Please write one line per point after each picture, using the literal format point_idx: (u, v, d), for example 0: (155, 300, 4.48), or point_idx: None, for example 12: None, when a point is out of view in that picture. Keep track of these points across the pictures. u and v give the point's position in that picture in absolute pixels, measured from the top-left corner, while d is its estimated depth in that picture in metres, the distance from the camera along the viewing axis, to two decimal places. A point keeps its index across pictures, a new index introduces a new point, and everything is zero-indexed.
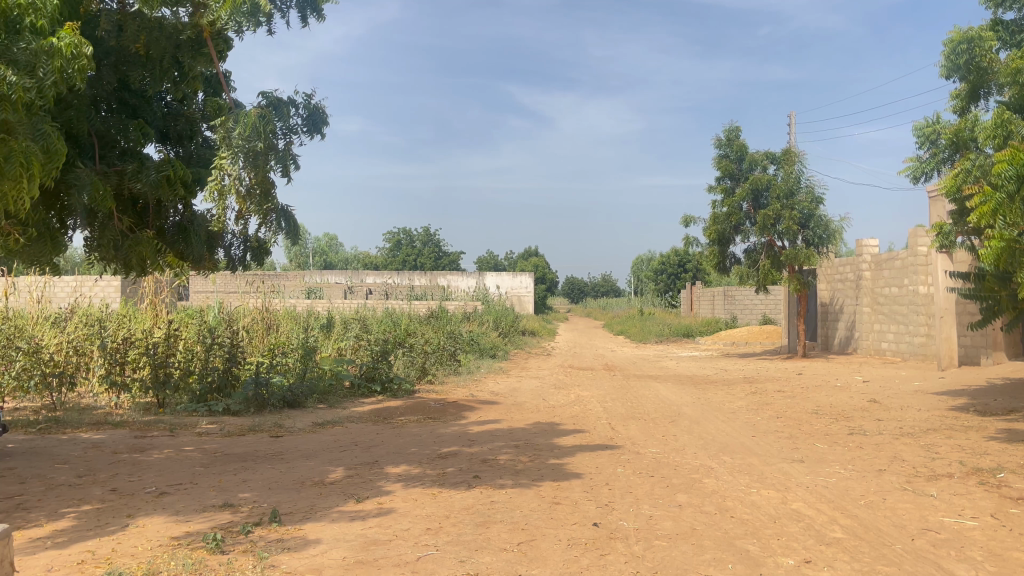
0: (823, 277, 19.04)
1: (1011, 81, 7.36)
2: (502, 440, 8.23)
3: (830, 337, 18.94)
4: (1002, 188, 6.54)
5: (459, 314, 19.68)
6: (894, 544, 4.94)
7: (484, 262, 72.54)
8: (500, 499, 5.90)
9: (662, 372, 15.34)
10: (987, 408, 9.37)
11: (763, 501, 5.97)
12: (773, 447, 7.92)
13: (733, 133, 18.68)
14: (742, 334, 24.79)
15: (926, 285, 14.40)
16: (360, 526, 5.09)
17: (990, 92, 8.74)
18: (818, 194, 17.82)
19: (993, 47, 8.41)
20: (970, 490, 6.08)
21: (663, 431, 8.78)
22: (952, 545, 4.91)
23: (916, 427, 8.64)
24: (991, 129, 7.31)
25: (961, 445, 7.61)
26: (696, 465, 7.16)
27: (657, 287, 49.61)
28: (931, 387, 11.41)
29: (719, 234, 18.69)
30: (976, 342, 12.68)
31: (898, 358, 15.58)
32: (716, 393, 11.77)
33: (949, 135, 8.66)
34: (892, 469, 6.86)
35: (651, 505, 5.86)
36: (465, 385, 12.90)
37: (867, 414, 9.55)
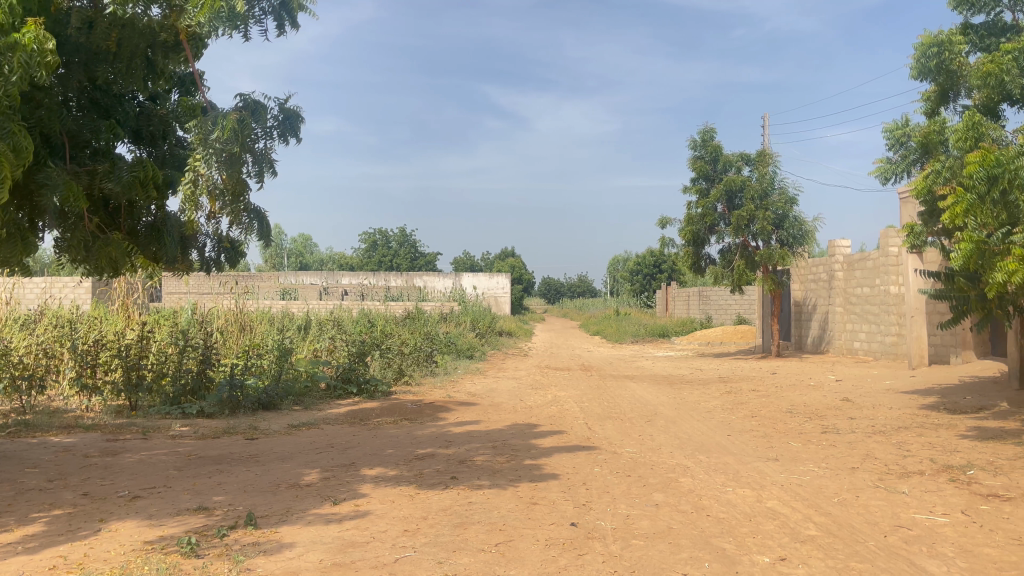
0: (796, 277, 19.28)
1: (980, 84, 7.52)
2: (479, 442, 8.21)
3: (803, 336, 19.18)
4: (973, 189, 6.72)
5: (436, 314, 19.60)
6: (867, 541, 5.01)
7: (460, 264, 72.44)
8: (478, 500, 5.90)
9: (638, 372, 15.39)
10: (957, 406, 9.51)
11: (738, 500, 6.01)
12: (749, 446, 7.97)
13: (708, 134, 18.81)
14: (716, 334, 25.01)
15: (896, 285, 14.59)
16: (336, 528, 5.06)
17: (960, 96, 8.89)
18: (791, 196, 17.98)
19: (962, 50, 8.55)
20: (941, 487, 6.17)
21: (640, 430, 8.83)
22: (923, 541, 4.99)
23: (888, 425, 8.76)
24: (962, 130, 7.39)
25: (931, 443, 7.73)
26: (673, 464, 7.19)
27: (633, 288, 49.71)
28: (903, 385, 11.60)
29: (694, 235, 18.80)
30: (945, 342, 12.89)
31: (869, 357, 15.81)
32: (692, 393, 11.84)
33: (920, 137, 8.76)
34: (864, 467, 6.94)
35: (628, 505, 5.89)
36: (442, 387, 12.85)
37: (839, 413, 9.65)
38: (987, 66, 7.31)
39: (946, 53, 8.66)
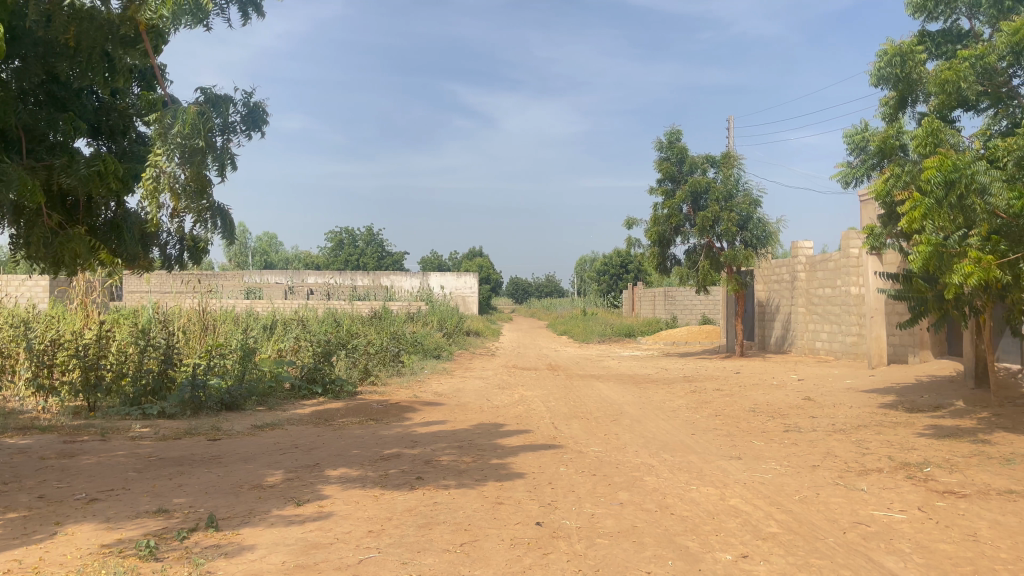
0: (759, 278, 19.55)
1: (937, 91, 7.65)
2: (445, 442, 8.19)
3: (766, 336, 19.44)
4: (931, 193, 6.85)
5: (403, 314, 19.50)
6: (827, 537, 5.10)
7: (428, 263, 72.22)
8: (443, 500, 5.89)
9: (604, 372, 15.47)
10: (915, 405, 9.70)
11: (702, 498, 6.07)
12: (713, 444, 8.06)
13: (674, 136, 18.96)
14: (682, 334, 25.25)
15: (857, 286, 14.85)
16: (299, 529, 5.01)
17: (918, 102, 9.05)
18: (755, 198, 18.21)
19: (921, 57, 8.70)
20: (899, 484, 6.30)
21: (605, 430, 8.87)
22: (881, 537, 5.08)
23: (848, 423, 8.92)
24: (920, 135, 7.52)
25: (890, 441, 7.88)
26: (638, 463, 7.25)
27: (600, 288, 49.96)
28: (862, 384, 11.82)
29: (659, 236, 18.95)
30: (904, 342, 13.16)
31: (830, 357, 16.07)
32: (657, 393, 11.94)
33: (879, 142, 8.91)
34: (825, 465, 7.05)
35: (593, 504, 5.92)
36: (408, 387, 12.79)
37: (801, 412, 9.80)
38: (944, 73, 7.45)
39: (904, 60, 8.80)
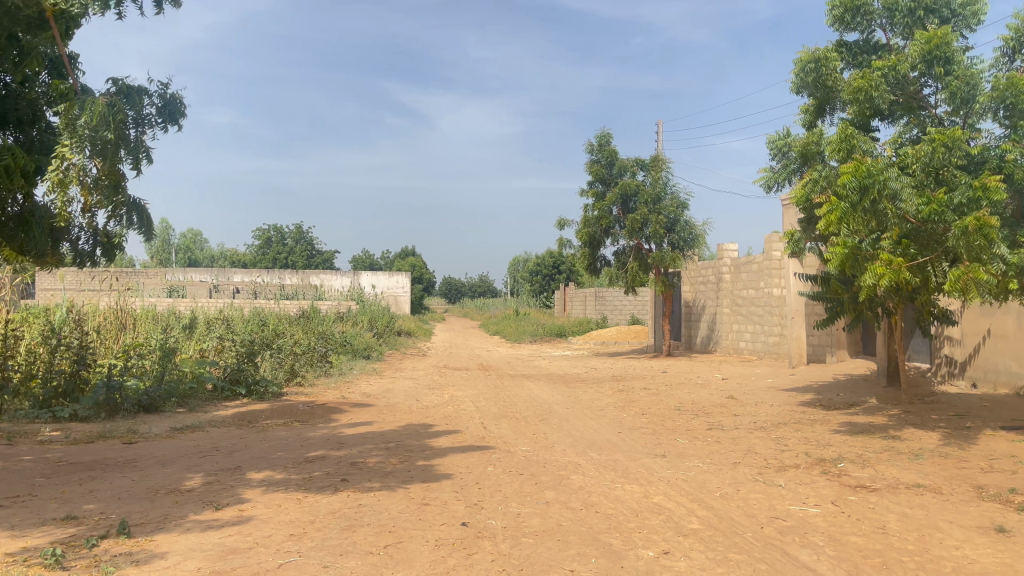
0: (686, 279, 19.97)
1: (853, 99, 7.94)
2: (372, 443, 8.10)
3: (693, 336, 19.87)
4: (847, 198, 7.13)
5: (332, 313, 19.21)
6: (745, 532, 5.23)
7: (359, 262, 71.40)
8: (368, 502, 5.82)
9: (535, 372, 15.55)
10: (831, 402, 10.05)
11: (626, 495, 6.15)
12: (638, 443, 8.18)
13: (604, 139, 19.19)
14: (612, 334, 25.60)
15: (779, 288, 15.30)
16: (217, 534, 4.88)
17: (835, 109, 9.37)
18: (682, 200, 18.58)
19: (837, 66, 9.00)
20: (814, 479, 6.51)
21: (534, 429, 8.91)
22: (796, 531, 5.24)
23: (768, 421, 9.18)
24: (837, 142, 7.78)
25: (807, 438, 8.14)
26: (565, 462, 7.30)
27: (532, 288, 50.25)
28: (782, 383, 12.19)
29: (590, 237, 19.14)
30: (822, 342, 13.62)
31: (753, 356, 16.52)
32: (586, 392, 12.06)
33: (799, 148, 9.20)
34: (745, 461, 7.23)
35: (519, 503, 5.93)
36: (336, 387, 12.62)
37: (724, 410, 10.04)
38: (859, 81, 7.74)
39: (823, 69, 9.08)
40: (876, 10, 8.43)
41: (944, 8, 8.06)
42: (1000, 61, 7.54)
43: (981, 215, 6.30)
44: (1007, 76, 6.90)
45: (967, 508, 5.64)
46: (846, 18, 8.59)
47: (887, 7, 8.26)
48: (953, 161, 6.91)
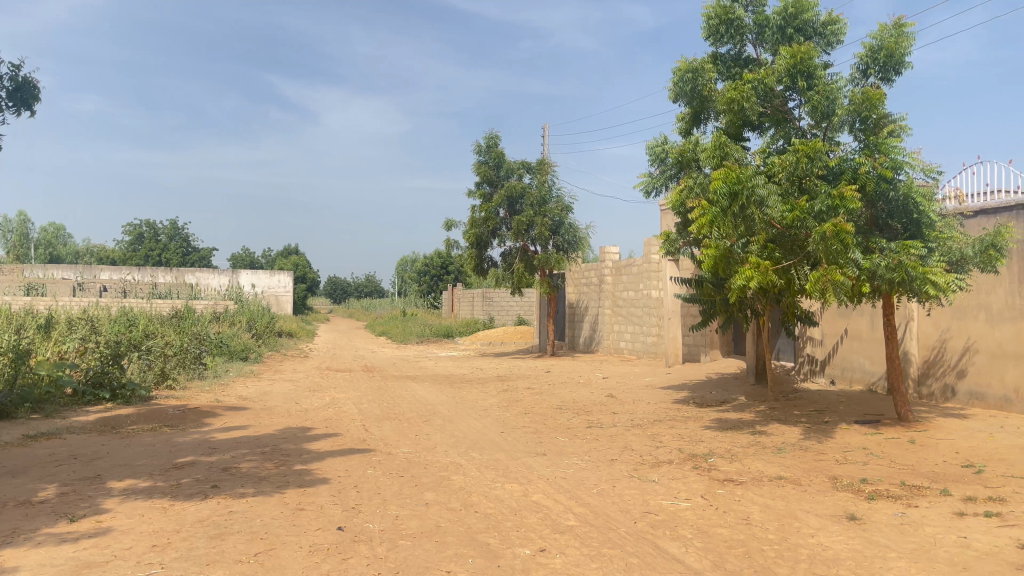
0: (570, 280, 20.37)
1: (725, 109, 8.29)
2: (247, 447, 7.82)
3: (576, 336, 20.29)
4: (718, 203, 7.41)
5: (208, 313, 18.43)
6: (619, 527, 5.36)
7: (240, 261, 68.91)
8: (240, 509, 5.61)
9: (420, 373, 15.44)
10: (704, 400, 10.47)
11: (505, 494, 6.19)
12: (519, 442, 8.26)
13: (492, 141, 19.30)
14: (498, 334, 25.79)
15: (657, 290, 15.83)
16: (72, 548, 4.57)
17: (710, 118, 9.78)
18: (567, 204, 18.91)
19: (712, 77, 9.38)
20: (686, 474, 6.76)
21: (415, 430, 8.85)
22: (667, 525, 5.42)
23: (645, 418, 9.47)
24: (711, 150, 8.10)
25: (680, 434, 8.45)
26: (446, 462, 7.28)
27: (420, 288, 49.97)
28: (659, 381, 12.62)
29: (476, 238, 19.18)
30: (697, 342, 14.19)
31: (633, 356, 17.02)
32: (470, 392, 12.08)
33: (676, 154, 9.53)
34: (622, 458, 7.43)
35: (398, 505, 5.87)
36: (210, 390, 12.11)
37: (604, 408, 10.28)
38: (731, 93, 8.09)
39: (699, 80, 9.45)
40: (748, 25, 8.85)
41: (809, 27, 8.55)
42: (857, 79, 8.07)
43: (838, 222, 6.74)
44: (863, 92, 7.40)
45: (823, 498, 6.00)
46: (720, 31, 8.97)
47: (759, 22, 8.68)
48: (815, 171, 7.34)
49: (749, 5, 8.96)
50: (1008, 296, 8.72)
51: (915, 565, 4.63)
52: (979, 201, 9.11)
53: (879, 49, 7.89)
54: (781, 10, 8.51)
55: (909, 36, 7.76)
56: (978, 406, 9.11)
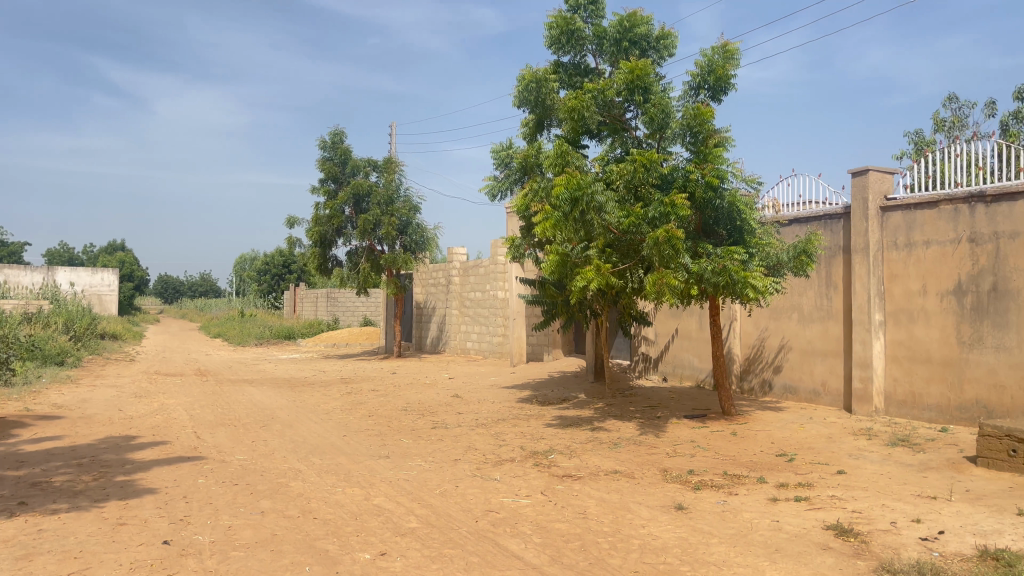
0: (417, 280, 20.29)
1: (567, 117, 8.52)
2: (60, 460, 7.19)
3: (423, 337, 20.24)
4: (560, 208, 7.60)
5: (17, 314, 16.80)
6: (461, 527, 5.39)
7: (57, 257, 63.40)
8: (50, 527, 5.15)
9: (259, 376, 14.83)
10: (546, 398, 10.74)
11: (346, 499, 6.07)
12: (362, 445, 8.12)
13: (337, 137, 18.87)
14: (342, 335, 25.26)
15: (503, 291, 16.08)
16: None
17: (553, 125, 10.04)
18: (414, 204, 18.84)
19: (554, 85, 9.63)
20: (527, 471, 6.90)
21: (252, 436, 8.49)
22: (508, 522, 5.51)
23: (489, 418, 9.58)
24: (554, 156, 8.28)
25: (523, 432, 8.62)
26: (284, 468, 7.04)
27: (260, 288, 48.04)
28: (504, 381, 12.81)
29: (321, 236, 18.67)
30: (540, 341, 14.53)
31: (479, 356, 17.19)
32: (312, 395, 11.74)
33: (521, 159, 9.70)
34: (465, 458, 7.48)
35: (231, 515, 5.60)
36: (18, 399, 11.04)
37: (449, 409, 10.31)
38: (572, 101, 8.32)
39: (542, 87, 9.68)
40: (587, 36, 9.16)
41: (644, 41, 8.96)
42: (687, 94, 8.55)
43: (669, 228, 7.11)
44: (693, 107, 7.85)
45: (654, 489, 6.31)
46: (561, 40, 9.22)
47: (597, 34, 9.01)
48: (650, 180, 7.72)
49: (588, 18, 9.27)
50: (816, 298, 9.55)
51: (734, 549, 4.97)
52: (793, 211, 9.92)
53: (707, 67, 8.40)
54: (617, 23, 8.87)
55: (733, 57, 8.31)
56: (791, 399, 9.92)
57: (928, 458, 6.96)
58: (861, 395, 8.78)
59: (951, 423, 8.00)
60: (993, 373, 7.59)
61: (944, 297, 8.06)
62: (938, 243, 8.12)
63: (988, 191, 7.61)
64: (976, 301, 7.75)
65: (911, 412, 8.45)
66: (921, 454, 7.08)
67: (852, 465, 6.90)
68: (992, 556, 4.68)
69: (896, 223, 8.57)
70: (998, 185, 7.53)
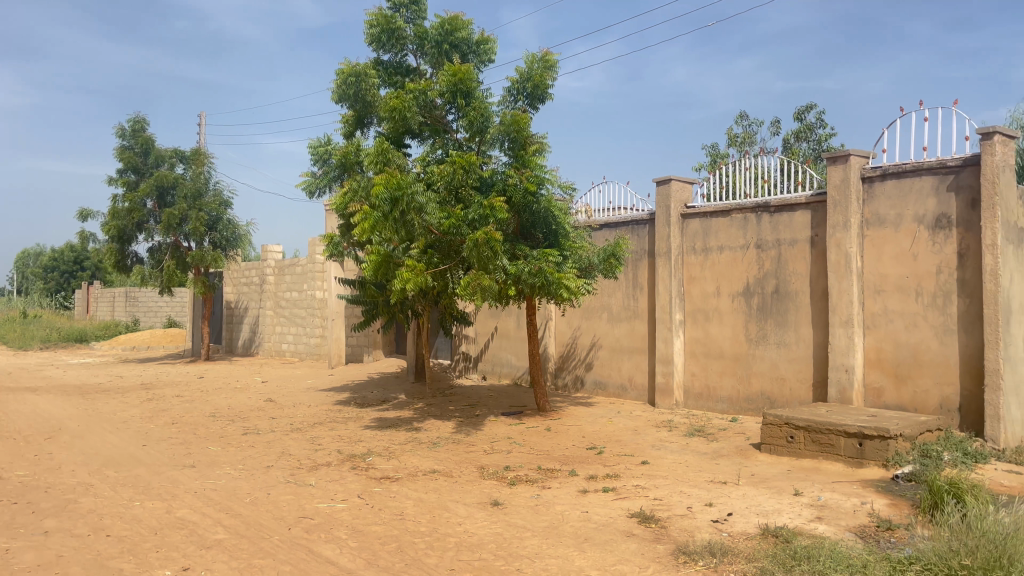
0: (228, 280, 19.30)
1: (388, 115, 8.44)
2: None
3: (234, 339, 19.29)
4: (379, 208, 7.49)
5: None
6: (272, 536, 5.19)
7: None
8: None
9: (44, 383, 13.46)
10: (364, 400, 10.59)
11: (145, 513, 5.65)
12: (164, 455, 7.61)
13: (138, 124, 17.55)
14: (143, 338, 23.53)
15: (321, 290, 15.67)
16: None
17: (374, 123, 9.91)
18: (225, 199, 17.91)
19: (375, 83, 9.49)
20: (343, 475, 6.77)
21: (34, 450, 7.70)
22: (322, 528, 5.37)
23: (305, 422, 9.30)
24: (374, 155, 8.13)
25: (340, 435, 8.44)
26: (72, 484, 6.44)
27: (47, 286, 43.68)
28: (321, 383, 12.48)
29: (118, 231, 17.28)
30: (359, 342, 14.31)
31: (295, 358, 16.64)
32: (107, 403, 10.83)
33: (339, 156, 9.48)
34: (278, 464, 7.21)
35: (7, 538, 5.05)
36: None
37: (261, 413, 9.89)
38: (394, 100, 8.25)
39: (362, 84, 9.52)
40: (408, 36, 9.12)
41: (464, 45, 9.08)
42: (506, 100, 8.75)
43: (488, 230, 7.26)
44: (512, 113, 8.06)
45: (470, 487, 6.40)
46: (383, 38, 9.11)
47: (418, 35, 8.99)
48: (469, 182, 7.83)
49: (410, 18, 9.23)
50: (624, 299, 10.11)
51: (546, 541, 5.15)
52: (604, 215, 10.43)
53: (526, 76, 8.64)
54: (438, 25, 8.90)
55: (551, 67, 8.61)
56: (602, 394, 10.43)
57: (720, 447, 7.57)
58: (663, 389, 9.40)
59: (740, 413, 8.76)
60: (775, 366, 8.39)
61: (735, 298, 8.80)
62: (730, 248, 8.84)
63: (771, 203, 8.38)
64: (761, 302, 8.53)
65: (706, 404, 9.15)
66: (714, 443, 7.69)
67: (654, 455, 7.37)
68: (772, 534, 5.19)
69: (695, 229, 9.24)
70: (780, 197, 8.32)
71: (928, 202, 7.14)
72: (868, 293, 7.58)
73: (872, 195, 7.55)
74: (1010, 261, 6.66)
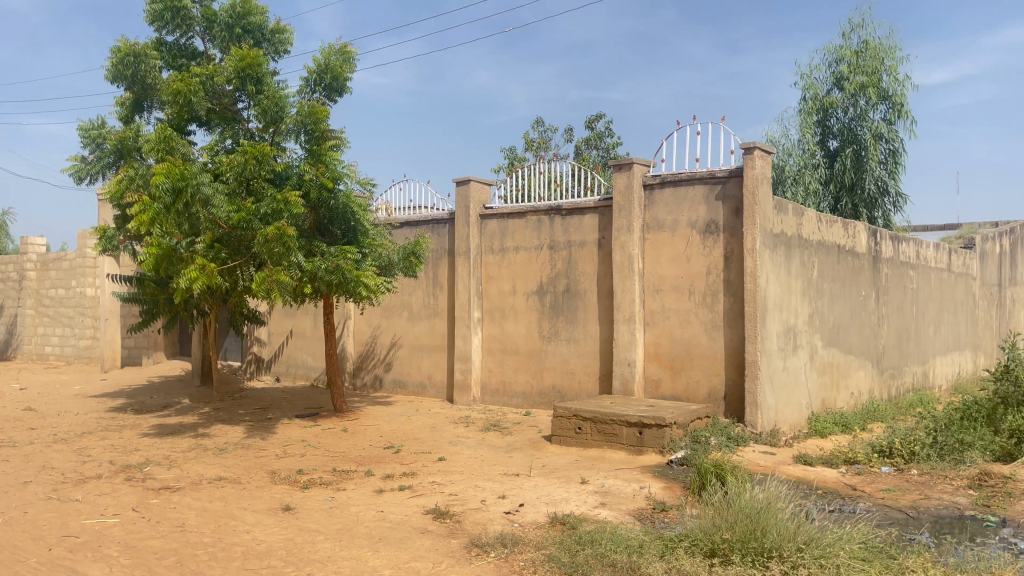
0: None
1: (171, 100, 7.89)
2: None
3: None
4: (160, 199, 7.05)
5: None
6: (28, 559, 4.67)
7: None
8: None
9: None
10: (143, 406, 9.81)
11: None
12: None
13: None
14: None
15: (93, 287, 14.33)
16: None
17: (155, 107, 9.27)
18: None
19: (156, 64, 8.80)
20: (115, 487, 6.23)
21: None
22: (90, 546, 4.92)
23: (71, 432, 8.46)
24: (155, 142, 7.53)
25: (113, 445, 7.76)
26: None
27: None
28: (92, 389, 11.41)
29: None
30: (138, 344, 13.25)
31: (61, 362, 15.08)
32: None
33: (114, 140, 8.71)
34: (37, 479, 6.50)
35: None
36: None
37: (18, 424, 8.86)
38: (177, 84, 7.72)
39: (142, 65, 8.83)
40: (195, 17, 8.57)
41: (258, 31, 8.72)
42: (303, 90, 8.43)
43: (281, 226, 7.01)
44: (308, 105, 7.84)
45: (259, 493, 6.14)
46: (166, 16, 8.50)
47: (206, 16, 8.46)
48: (263, 174, 7.45)
49: None
50: (423, 297, 10.15)
51: (339, 544, 5.06)
52: (404, 214, 10.41)
53: (322, 67, 8.41)
54: (229, 8, 8.45)
55: (349, 61, 8.47)
56: (400, 393, 10.40)
57: (514, 440, 7.82)
58: (461, 386, 9.54)
59: (533, 408, 9.09)
60: (565, 362, 8.79)
61: (530, 297, 9.12)
62: (526, 249, 9.16)
63: (563, 206, 8.78)
64: (553, 300, 8.90)
65: (502, 400, 9.41)
66: (508, 437, 7.93)
67: (450, 451, 7.47)
68: (559, 521, 5.45)
69: (492, 230, 9.46)
70: (571, 201, 8.74)
71: (699, 209, 7.81)
72: (648, 292, 8.14)
73: (652, 201, 8.12)
74: (766, 264, 7.44)
